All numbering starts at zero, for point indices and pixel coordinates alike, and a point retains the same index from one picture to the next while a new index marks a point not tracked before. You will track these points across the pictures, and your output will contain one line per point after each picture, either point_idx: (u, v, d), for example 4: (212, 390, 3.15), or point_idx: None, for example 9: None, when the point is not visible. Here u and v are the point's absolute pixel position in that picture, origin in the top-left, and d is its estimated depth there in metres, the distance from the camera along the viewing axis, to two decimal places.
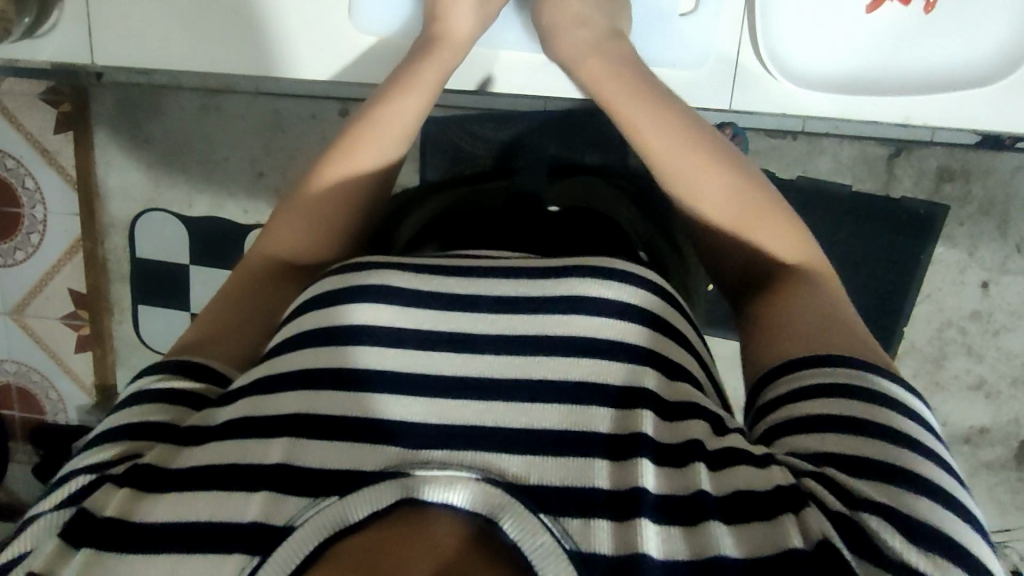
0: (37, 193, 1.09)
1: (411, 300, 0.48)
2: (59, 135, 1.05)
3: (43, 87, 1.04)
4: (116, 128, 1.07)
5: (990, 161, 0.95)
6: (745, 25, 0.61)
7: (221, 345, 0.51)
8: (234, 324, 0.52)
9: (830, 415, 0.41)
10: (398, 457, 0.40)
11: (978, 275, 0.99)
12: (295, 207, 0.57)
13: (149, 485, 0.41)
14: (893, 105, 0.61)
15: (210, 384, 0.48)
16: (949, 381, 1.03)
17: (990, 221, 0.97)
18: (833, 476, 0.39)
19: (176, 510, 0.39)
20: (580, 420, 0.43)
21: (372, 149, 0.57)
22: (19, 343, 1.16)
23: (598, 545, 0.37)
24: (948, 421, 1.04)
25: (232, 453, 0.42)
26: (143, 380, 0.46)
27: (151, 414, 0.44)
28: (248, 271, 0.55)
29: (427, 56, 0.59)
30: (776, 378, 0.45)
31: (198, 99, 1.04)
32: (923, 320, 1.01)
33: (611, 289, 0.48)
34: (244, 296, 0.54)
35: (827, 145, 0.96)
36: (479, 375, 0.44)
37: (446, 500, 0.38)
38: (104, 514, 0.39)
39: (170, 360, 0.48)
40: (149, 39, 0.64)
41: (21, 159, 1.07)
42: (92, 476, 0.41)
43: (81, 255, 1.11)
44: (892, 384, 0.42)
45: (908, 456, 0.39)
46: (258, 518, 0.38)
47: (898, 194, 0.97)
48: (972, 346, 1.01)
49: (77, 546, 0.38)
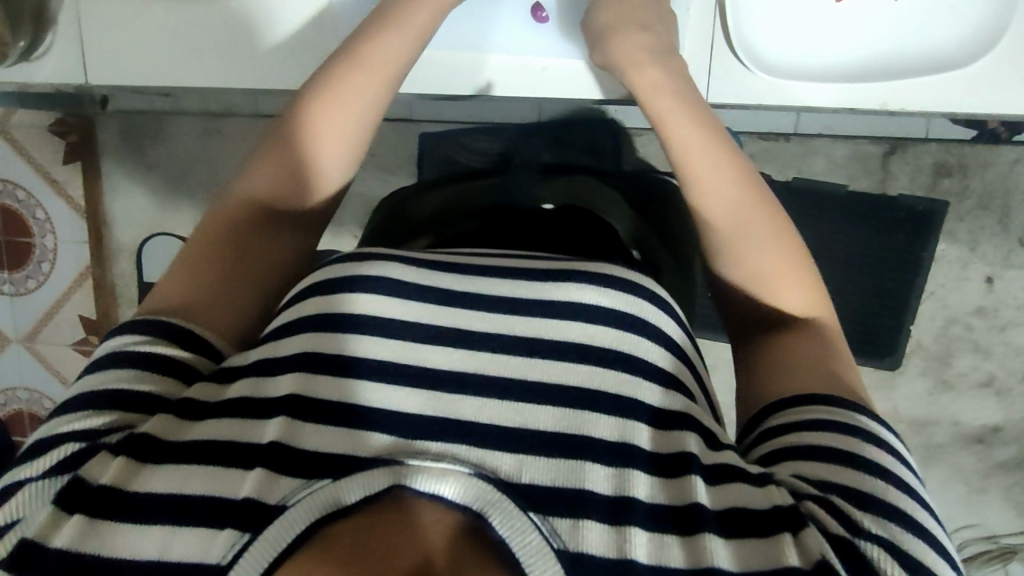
0: (46, 223, 1.12)
1: (411, 292, 0.47)
2: (67, 165, 1.09)
3: (50, 119, 1.08)
4: (121, 154, 1.09)
5: (987, 154, 0.95)
6: (718, 15, 0.60)
7: (206, 308, 0.49)
8: (220, 287, 0.51)
9: (827, 446, 0.42)
10: (391, 446, 0.41)
11: (981, 271, 0.98)
12: (276, 161, 0.54)
13: (144, 456, 0.41)
14: (868, 91, 0.60)
15: (205, 359, 0.48)
16: (958, 380, 1.01)
17: (990, 215, 0.96)
18: (833, 500, 0.39)
19: (172, 483, 0.40)
20: (573, 424, 0.43)
21: (365, 95, 0.55)
22: (31, 370, 1.18)
23: (586, 545, 0.38)
24: (959, 420, 1.02)
25: (229, 430, 0.43)
26: (121, 340, 0.45)
27: (140, 383, 0.44)
28: (226, 224, 0.53)
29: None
30: (779, 411, 0.46)
31: (198, 123, 1.07)
32: (927, 318, 1.00)
33: (606, 296, 0.48)
34: (230, 256, 0.52)
35: (820, 145, 0.97)
36: (472, 372, 0.44)
37: (437, 491, 0.38)
38: (99, 483, 0.39)
39: (156, 320, 0.47)
40: (134, 58, 0.63)
41: (32, 189, 1.11)
42: (83, 444, 0.41)
43: (89, 281, 1.13)
44: (884, 427, 0.43)
45: (896, 491, 0.40)
46: (251, 496, 0.39)
47: (896, 192, 0.96)
48: (979, 343, 1.00)
49: (71, 513, 0.38)
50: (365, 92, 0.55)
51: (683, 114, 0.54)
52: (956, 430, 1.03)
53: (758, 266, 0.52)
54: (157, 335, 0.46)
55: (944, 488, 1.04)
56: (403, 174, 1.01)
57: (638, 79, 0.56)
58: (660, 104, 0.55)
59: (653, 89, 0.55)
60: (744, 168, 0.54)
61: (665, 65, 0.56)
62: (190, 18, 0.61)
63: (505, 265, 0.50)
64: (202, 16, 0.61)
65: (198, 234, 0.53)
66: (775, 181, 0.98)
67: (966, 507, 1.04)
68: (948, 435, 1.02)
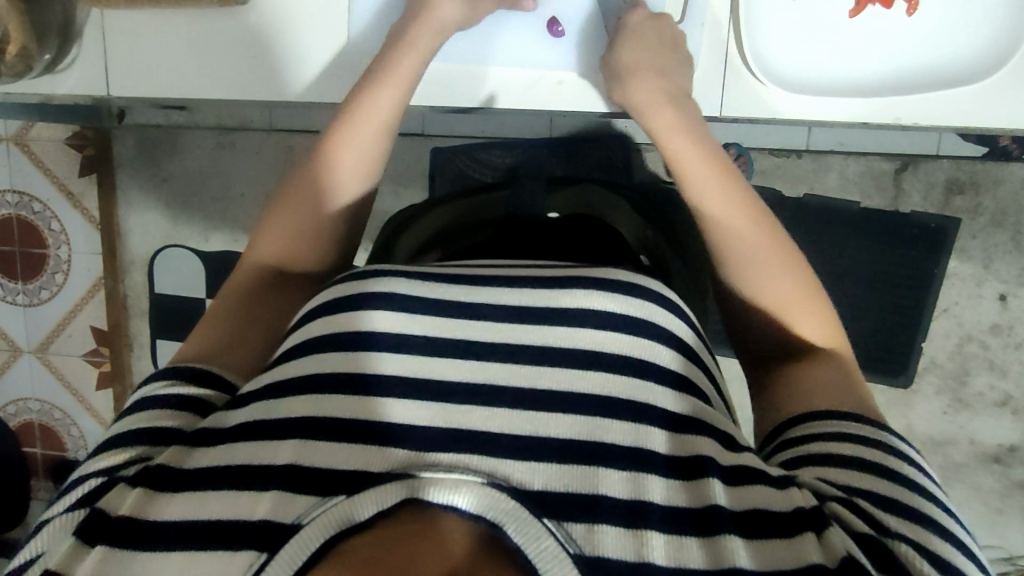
0: (62, 234, 1.13)
1: (417, 306, 0.47)
2: (84, 177, 1.11)
3: (69, 133, 1.10)
4: (138, 168, 1.11)
5: (999, 172, 0.95)
6: (730, 37, 0.60)
7: (232, 354, 0.51)
8: (240, 336, 0.52)
9: (849, 455, 0.42)
10: (406, 459, 0.39)
11: (995, 288, 0.97)
12: (286, 218, 0.56)
13: (159, 485, 0.41)
14: (881, 106, 0.60)
15: (219, 392, 0.48)
16: (974, 399, 1.00)
17: (1003, 232, 0.96)
18: (860, 503, 0.39)
19: (190, 509, 0.39)
20: (586, 430, 0.42)
21: (350, 167, 0.57)
22: (42, 381, 1.18)
23: (604, 549, 0.37)
24: (975, 440, 1.01)
25: (243, 452, 0.42)
26: (148, 387, 0.46)
27: (159, 419, 0.44)
28: (248, 280, 0.55)
29: (404, 46, 0.58)
30: (797, 426, 0.47)
31: (213, 137, 1.08)
32: (941, 336, 0.99)
33: (616, 302, 0.47)
34: (252, 306, 0.53)
35: (833, 162, 0.97)
36: (485, 382, 0.43)
37: (452, 502, 0.36)
38: (118, 514, 0.39)
39: (177, 367, 0.48)
40: (155, 70, 0.64)
41: (48, 202, 1.13)
42: (102, 479, 0.41)
43: (103, 294, 1.14)
44: (904, 441, 0.44)
45: (927, 502, 0.40)
46: (267, 517, 0.38)
47: (908, 209, 0.96)
48: (995, 361, 0.99)
49: (91, 544, 0.38)
50: (347, 164, 0.57)
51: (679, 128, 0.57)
52: (972, 450, 1.01)
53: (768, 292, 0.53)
54: (175, 376, 0.47)
55: (962, 510, 1.02)
56: (416, 189, 1.02)
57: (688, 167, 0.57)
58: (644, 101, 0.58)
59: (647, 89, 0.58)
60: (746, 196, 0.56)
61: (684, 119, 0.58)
62: (213, 33, 0.62)
63: (506, 275, 0.50)
64: (225, 36, 0.62)
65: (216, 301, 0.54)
66: (787, 199, 0.97)
67: (984, 529, 1.02)
68: (964, 455, 1.01)
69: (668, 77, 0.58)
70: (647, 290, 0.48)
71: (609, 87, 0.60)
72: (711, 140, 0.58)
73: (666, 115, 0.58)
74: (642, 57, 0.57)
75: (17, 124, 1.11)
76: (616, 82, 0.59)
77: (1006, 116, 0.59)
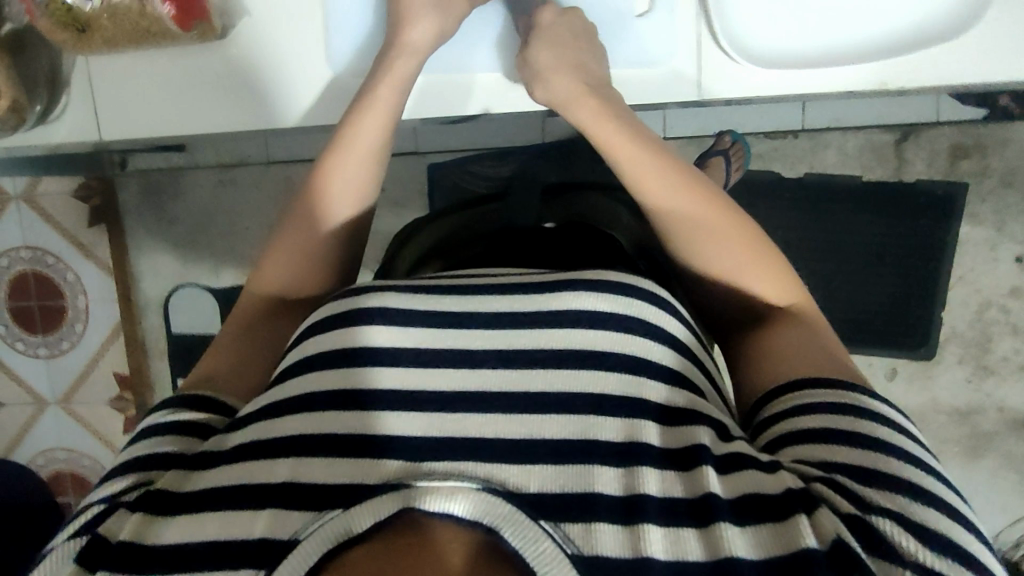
0: (76, 284, 1.16)
1: (412, 319, 0.46)
2: (94, 227, 1.14)
3: (75, 185, 1.13)
4: (143, 212, 1.13)
5: (1003, 132, 0.93)
6: (702, 19, 0.60)
7: (235, 381, 0.52)
8: (245, 363, 0.53)
9: (826, 428, 0.41)
10: (399, 470, 0.40)
11: (1012, 251, 0.95)
12: (286, 241, 0.57)
13: (161, 509, 0.41)
14: (864, 72, 0.59)
15: (220, 416, 0.49)
16: (999, 364, 0.98)
17: (1015, 192, 0.94)
18: (838, 479, 0.39)
19: (190, 532, 0.40)
20: (579, 429, 0.42)
21: (344, 192, 0.57)
22: (69, 430, 1.20)
23: (602, 547, 0.37)
24: (1006, 406, 0.99)
25: (241, 473, 0.42)
26: (152, 416, 0.47)
27: (161, 445, 0.45)
28: (253, 307, 0.56)
29: (390, 63, 0.58)
30: (778, 398, 0.45)
31: (214, 175, 1.11)
32: (960, 304, 0.97)
33: (605, 301, 0.46)
34: (257, 332, 0.55)
35: (830, 139, 0.96)
36: (478, 390, 0.43)
37: (449, 510, 0.36)
38: (119, 539, 0.40)
39: (181, 395, 0.48)
40: (141, 111, 0.65)
41: (62, 253, 1.15)
42: (103, 505, 0.41)
43: (121, 339, 1.16)
44: (883, 404, 0.43)
45: (916, 471, 0.39)
46: (265, 535, 0.38)
47: (913, 178, 0.95)
48: (1018, 324, 0.97)
49: (95, 570, 0.39)
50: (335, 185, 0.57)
51: (594, 106, 0.58)
52: (1004, 416, 0.99)
53: (728, 264, 0.53)
54: (178, 403, 0.47)
55: (999, 480, 1.00)
56: (417, 207, 1.03)
57: (626, 162, 0.56)
58: (557, 83, 0.59)
59: (561, 67, 0.58)
60: (681, 166, 0.56)
61: (602, 100, 0.58)
62: (192, 70, 0.64)
63: (500, 283, 0.49)
64: (204, 70, 0.63)
65: (225, 328, 0.56)
66: (787, 181, 0.96)
67: None
68: (994, 422, 0.99)
69: (585, 70, 0.59)
70: (635, 288, 0.47)
71: (534, 89, 0.60)
72: (643, 132, 0.58)
73: (591, 105, 0.58)
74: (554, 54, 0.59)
75: (26, 181, 1.14)
76: (536, 82, 0.60)
77: (998, 68, 0.57)
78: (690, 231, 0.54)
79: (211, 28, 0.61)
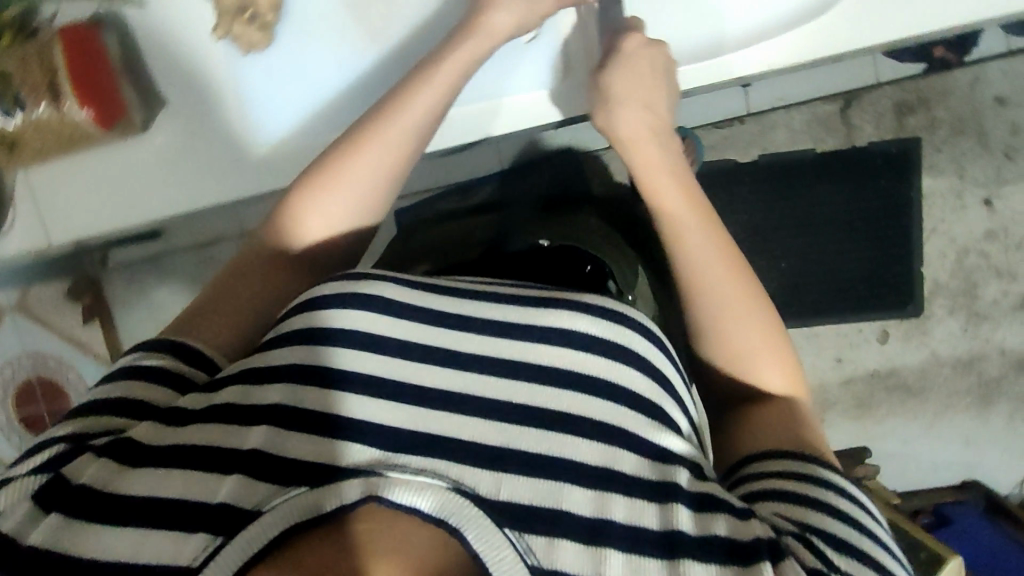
0: (79, 383, 1.17)
1: (402, 312, 0.47)
2: (87, 325, 1.16)
3: (64, 287, 1.16)
4: (132, 303, 1.16)
5: (942, 83, 0.95)
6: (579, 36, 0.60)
7: (225, 332, 0.51)
8: (237, 315, 0.52)
9: (798, 492, 0.43)
10: (372, 459, 0.40)
11: (977, 195, 0.96)
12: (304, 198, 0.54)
13: (133, 459, 0.41)
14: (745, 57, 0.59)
15: (199, 370, 0.48)
16: (990, 309, 0.97)
17: (967, 138, 0.95)
18: (811, 538, 0.40)
19: (156, 485, 0.40)
20: (551, 445, 0.42)
21: (370, 176, 0.54)
22: None
23: (561, 563, 0.37)
24: (1006, 349, 0.98)
25: (215, 434, 0.42)
26: (126, 357, 0.47)
27: (136, 390, 0.45)
28: (261, 255, 0.54)
29: (453, 49, 0.55)
30: (754, 461, 0.47)
31: (194, 255, 1.13)
32: (938, 256, 0.97)
33: (594, 324, 0.47)
34: (259, 283, 0.53)
35: (777, 118, 0.97)
36: (461, 391, 0.44)
37: (414, 505, 0.37)
38: (78, 483, 0.40)
39: (163, 339, 0.48)
40: (67, 208, 0.62)
41: (62, 356, 1.17)
42: (71, 446, 0.41)
43: None
44: (848, 478, 0.45)
45: (872, 544, 0.41)
46: (226, 501, 0.39)
47: (864, 142, 0.96)
48: (999, 266, 0.97)
49: (49, 511, 0.39)
50: (360, 175, 0.54)
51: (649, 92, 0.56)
52: (1005, 359, 0.98)
53: (731, 328, 0.52)
54: (156, 348, 0.47)
55: (1015, 424, 0.98)
56: None
57: (645, 169, 0.56)
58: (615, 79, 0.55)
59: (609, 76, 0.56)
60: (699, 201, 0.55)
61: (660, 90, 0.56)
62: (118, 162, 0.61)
63: (499, 291, 0.50)
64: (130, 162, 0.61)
65: (229, 268, 0.54)
66: (742, 165, 0.98)
67: None
68: (997, 366, 0.98)
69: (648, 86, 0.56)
70: (625, 315, 0.48)
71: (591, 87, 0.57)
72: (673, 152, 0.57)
73: (631, 113, 0.55)
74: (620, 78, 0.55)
75: (16, 292, 1.17)
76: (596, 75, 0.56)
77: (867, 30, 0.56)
78: (700, 273, 0.52)
79: (130, 124, 0.59)
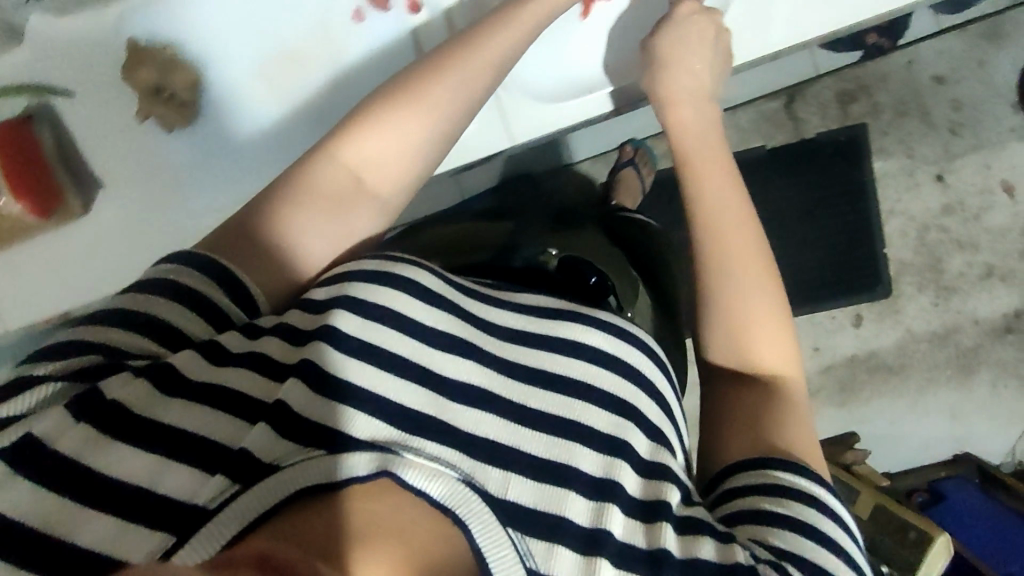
0: None
1: (436, 301, 0.44)
2: None
3: None
4: None
5: (880, 68, 0.97)
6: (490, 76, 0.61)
7: (270, 263, 0.47)
8: (285, 243, 0.47)
9: (782, 513, 0.42)
10: (386, 434, 0.38)
11: (929, 171, 0.98)
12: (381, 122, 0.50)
13: (169, 387, 0.38)
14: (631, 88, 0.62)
15: (241, 310, 0.44)
16: (958, 281, 0.98)
17: (911, 118, 0.97)
18: (786, 568, 0.39)
19: (190, 417, 0.37)
20: (558, 451, 0.42)
21: (434, 128, 0.51)
22: None
23: (557, 569, 0.38)
24: (979, 319, 0.99)
25: (251, 385, 0.39)
26: (162, 268, 0.43)
27: (172, 312, 0.42)
28: (328, 165, 0.49)
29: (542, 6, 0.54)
30: (744, 470, 0.45)
31: None
32: (899, 236, 0.99)
33: (605, 339, 0.46)
34: (318, 201, 0.48)
35: (725, 120, 1.00)
36: (479, 385, 0.42)
37: (423, 488, 0.36)
38: (115, 397, 0.36)
39: (202, 254, 0.44)
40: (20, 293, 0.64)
41: None
42: (105, 361, 0.38)
43: None
44: (835, 498, 0.44)
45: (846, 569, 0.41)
46: (250, 449, 0.36)
47: (813, 133, 0.98)
48: (961, 238, 0.98)
49: (81, 419, 0.35)
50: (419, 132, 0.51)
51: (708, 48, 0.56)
52: (979, 329, 0.99)
53: (740, 293, 0.52)
54: (194, 265, 0.43)
55: (998, 393, 0.99)
56: None
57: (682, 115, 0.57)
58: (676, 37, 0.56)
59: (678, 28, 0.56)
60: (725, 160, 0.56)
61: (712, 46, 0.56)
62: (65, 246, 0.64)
63: (517, 302, 0.48)
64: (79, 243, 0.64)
65: (291, 171, 0.49)
66: None
67: None
68: (972, 337, 0.98)
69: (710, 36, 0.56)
70: (634, 335, 0.47)
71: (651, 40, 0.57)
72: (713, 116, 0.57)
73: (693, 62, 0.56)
74: (682, 47, 0.56)
75: None
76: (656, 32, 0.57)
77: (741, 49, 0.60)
78: (718, 220, 0.53)
79: (70, 210, 0.62)
